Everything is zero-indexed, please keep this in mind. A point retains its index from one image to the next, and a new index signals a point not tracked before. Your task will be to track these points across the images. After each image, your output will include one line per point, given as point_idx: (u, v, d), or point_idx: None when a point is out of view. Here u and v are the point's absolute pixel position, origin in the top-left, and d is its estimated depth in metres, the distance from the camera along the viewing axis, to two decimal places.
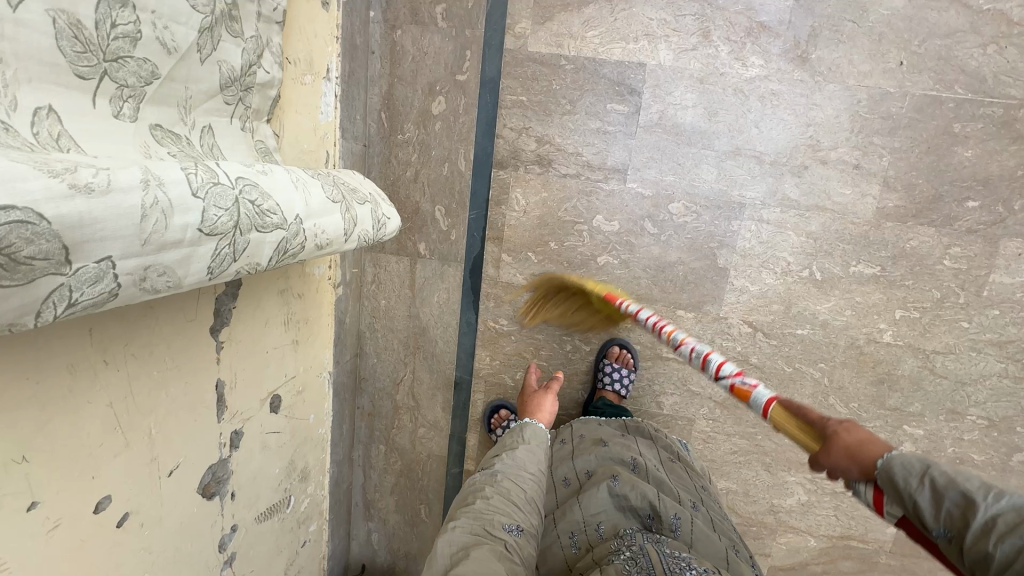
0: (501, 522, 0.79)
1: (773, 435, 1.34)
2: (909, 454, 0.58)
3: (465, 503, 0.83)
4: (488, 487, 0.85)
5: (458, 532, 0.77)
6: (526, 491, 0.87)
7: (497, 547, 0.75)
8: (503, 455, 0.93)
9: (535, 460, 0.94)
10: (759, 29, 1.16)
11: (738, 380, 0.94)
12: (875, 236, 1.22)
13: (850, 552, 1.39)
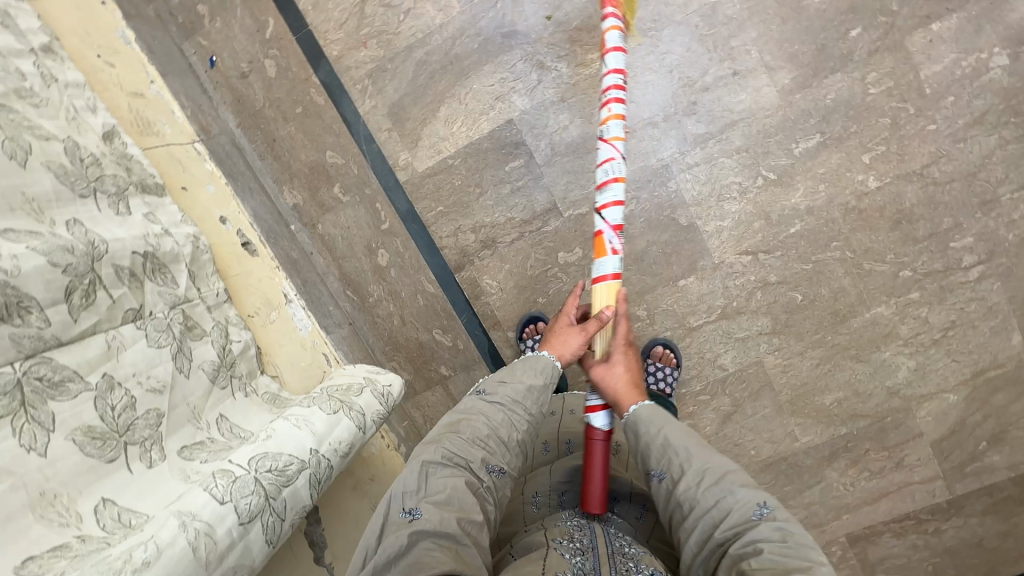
0: (482, 462, 0.80)
1: (840, 328, 1.31)
2: (672, 447, 0.83)
3: (447, 436, 0.82)
4: (475, 427, 0.83)
5: (434, 473, 0.77)
6: (517, 430, 0.85)
7: (473, 490, 0.77)
8: (507, 387, 0.87)
9: (540, 395, 0.88)
10: (579, 32, 1.25)
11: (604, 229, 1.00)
12: (795, 113, 1.23)
13: (995, 383, 1.30)
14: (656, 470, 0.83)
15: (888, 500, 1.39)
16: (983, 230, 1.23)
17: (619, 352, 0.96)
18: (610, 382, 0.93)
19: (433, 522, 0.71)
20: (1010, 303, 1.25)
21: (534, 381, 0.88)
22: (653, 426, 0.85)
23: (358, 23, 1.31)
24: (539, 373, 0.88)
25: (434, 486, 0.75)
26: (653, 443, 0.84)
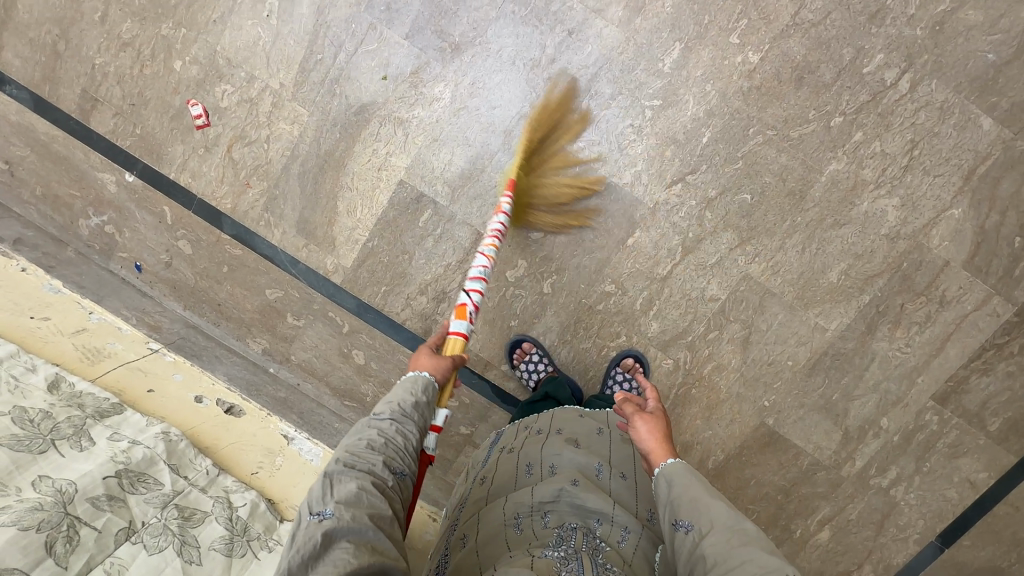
0: (386, 466, 0.77)
1: (805, 204, 1.23)
2: (691, 490, 0.79)
3: (354, 446, 0.78)
4: (383, 437, 0.80)
5: (345, 481, 0.72)
6: (412, 439, 0.83)
7: (380, 490, 0.73)
8: (398, 400, 0.86)
9: (421, 405, 0.88)
10: (418, 75, 1.27)
11: (470, 297, 1.07)
12: (645, 36, 1.19)
13: (992, 175, 1.17)
14: (685, 519, 0.76)
15: (954, 342, 1.26)
16: (888, 39, 1.14)
17: (661, 415, 0.95)
18: (649, 432, 0.91)
19: (346, 520, 0.66)
20: (959, 93, 1.15)
21: (416, 390, 0.88)
22: (692, 484, 0.79)
23: (233, 170, 1.37)
24: (421, 391, 0.88)
25: (343, 489, 0.70)
26: (681, 497, 0.78)
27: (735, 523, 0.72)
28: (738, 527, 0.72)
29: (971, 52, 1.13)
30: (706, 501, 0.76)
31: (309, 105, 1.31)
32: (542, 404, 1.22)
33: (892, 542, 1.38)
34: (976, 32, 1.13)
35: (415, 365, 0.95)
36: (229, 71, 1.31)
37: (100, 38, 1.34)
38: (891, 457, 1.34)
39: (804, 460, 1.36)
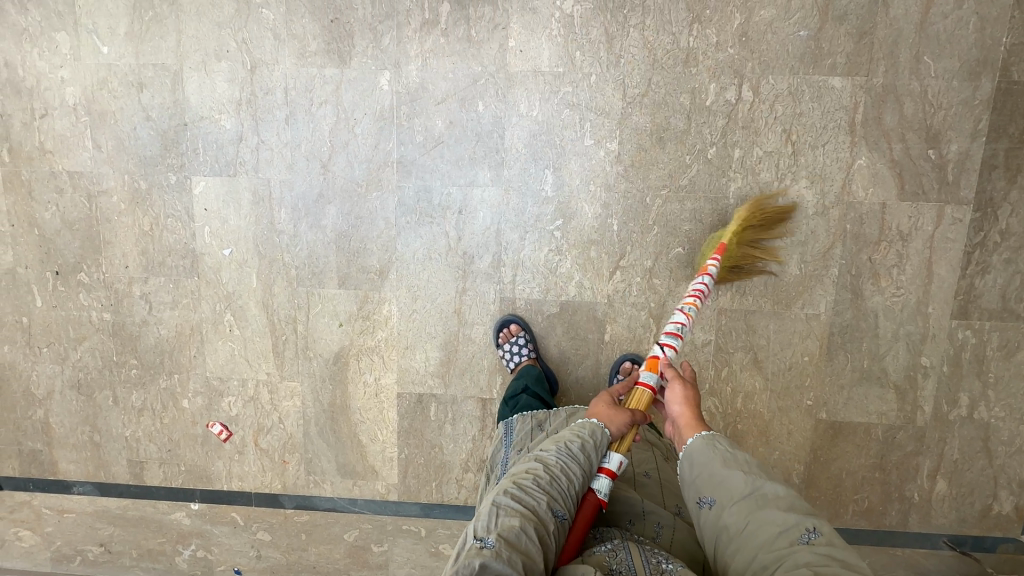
0: (549, 508, 0.78)
1: (730, 227, 1.29)
2: (709, 457, 0.81)
3: (524, 481, 0.81)
4: (549, 474, 0.82)
5: (508, 515, 0.75)
6: (575, 482, 0.83)
7: (540, 531, 0.75)
8: (566, 440, 0.88)
9: (589, 446, 0.88)
10: (365, 309, 1.42)
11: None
12: (517, 179, 1.31)
13: (872, 116, 1.22)
14: (707, 495, 0.79)
15: (938, 262, 1.26)
16: (709, 71, 1.23)
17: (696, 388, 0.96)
18: (683, 397, 0.93)
19: (504, 558, 0.69)
20: (797, 74, 1.22)
21: (591, 436, 0.88)
22: (710, 459, 0.81)
23: (268, 457, 1.53)
24: (589, 434, 0.89)
25: (505, 525, 0.73)
26: (699, 473, 0.81)
27: (753, 486, 0.76)
28: (757, 491, 0.75)
29: (785, 39, 1.21)
30: (725, 470, 0.78)
31: (297, 378, 1.47)
32: (522, 398, 1.26)
33: (1010, 459, 1.33)
34: (778, 23, 1.20)
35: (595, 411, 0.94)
36: (225, 385, 1.50)
37: (120, 416, 1.55)
38: (953, 386, 1.32)
39: (877, 430, 1.35)
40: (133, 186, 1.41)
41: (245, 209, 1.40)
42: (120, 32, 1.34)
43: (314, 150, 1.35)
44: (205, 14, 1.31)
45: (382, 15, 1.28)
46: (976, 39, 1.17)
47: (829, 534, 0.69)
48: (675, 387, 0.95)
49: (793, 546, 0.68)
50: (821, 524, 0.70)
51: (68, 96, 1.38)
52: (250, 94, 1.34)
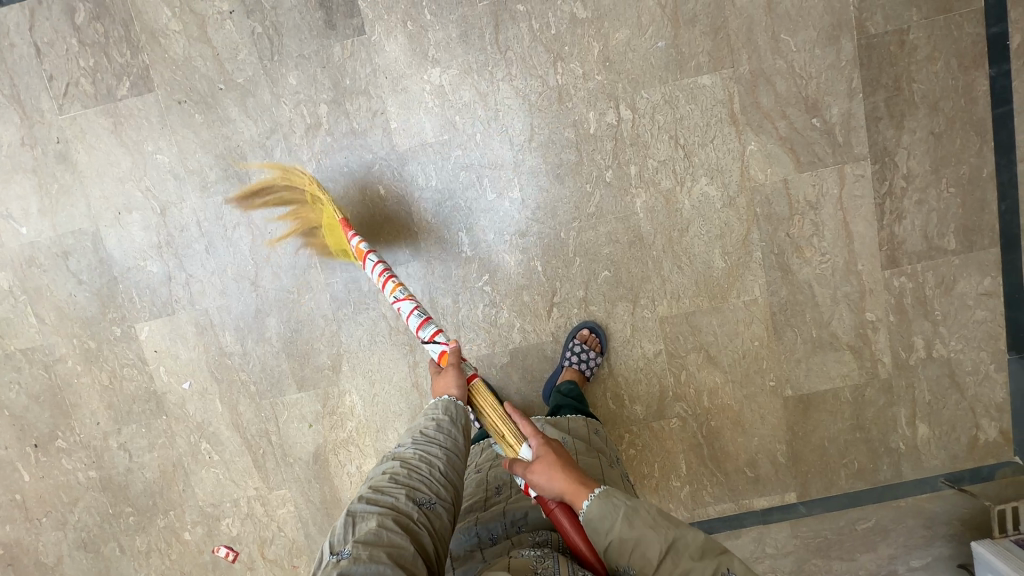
0: (411, 498, 0.84)
1: (648, 240, 1.31)
2: (621, 526, 0.76)
3: (383, 480, 0.88)
4: (408, 468, 0.89)
5: (365, 520, 0.79)
6: (440, 463, 0.91)
7: (403, 525, 0.80)
8: (421, 424, 0.98)
9: (446, 425, 0.97)
10: (329, 404, 1.45)
11: (517, 301, 0.98)
12: (435, 247, 1.35)
13: (750, 103, 1.24)
14: (625, 563, 0.75)
15: (854, 220, 1.28)
16: (584, 101, 1.26)
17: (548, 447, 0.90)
18: (556, 474, 0.85)
19: (363, 560, 0.71)
20: (667, 82, 1.25)
21: (444, 412, 0.99)
22: (618, 525, 0.76)
23: (278, 568, 1.55)
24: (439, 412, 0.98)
25: (361, 530, 0.77)
26: (612, 542, 0.76)
27: (668, 543, 0.73)
28: (674, 545, 0.73)
29: (646, 53, 1.24)
30: (637, 534, 0.75)
31: (284, 485, 1.50)
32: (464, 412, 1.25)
33: (980, 387, 1.34)
34: (635, 41, 1.23)
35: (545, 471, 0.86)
36: (220, 509, 1.53)
37: (128, 565, 1.57)
38: (905, 333, 1.32)
39: (846, 392, 1.36)
40: (83, 346, 1.46)
41: (192, 341, 1.44)
42: (34, 210, 1.40)
43: (240, 271, 1.39)
44: (106, 173, 1.36)
45: (267, 131, 1.32)
46: (824, 7, 1.20)
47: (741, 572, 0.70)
48: (538, 468, 0.86)
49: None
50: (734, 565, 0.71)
51: (2, 281, 1.44)
52: (166, 235, 1.39)
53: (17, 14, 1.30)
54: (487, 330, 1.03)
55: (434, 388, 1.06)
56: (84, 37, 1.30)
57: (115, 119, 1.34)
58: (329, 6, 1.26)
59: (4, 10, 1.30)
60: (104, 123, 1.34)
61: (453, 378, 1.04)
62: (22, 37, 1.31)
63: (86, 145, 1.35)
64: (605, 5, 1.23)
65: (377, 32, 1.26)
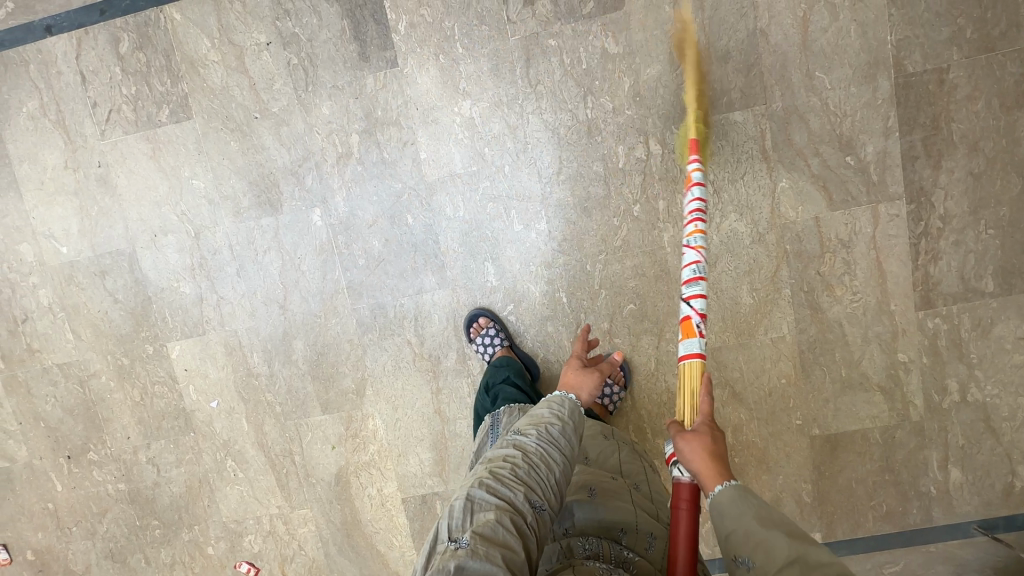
0: (527, 499, 0.78)
1: (674, 274, 1.31)
2: (748, 516, 0.69)
3: (501, 471, 0.82)
4: (529, 464, 0.83)
5: (485, 511, 0.75)
6: (559, 468, 0.85)
7: (518, 525, 0.75)
8: (545, 423, 0.90)
9: (568, 431, 0.91)
10: (352, 427, 1.46)
11: (691, 307, 0.96)
12: (461, 277, 1.36)
13: (782, 140, 1.23)
14: (742, 555, 0.68)
15: (887, 260, 1.25)
16: (613, 135, 1.26)
17: (710, 428, 0.82)
18: (700, 453, 0.77)
19: (479, 555, 0.68)
20: (698, 118, 1.24)
21: (568, 415, 0.92)
22: (747, 516, 0.69)
23: None
24: (567, 413, 0.92)
25: (480, 521, 0.73)
26: (735, 532, 0.70)
27: (798, 553, 0.63)
28: (801, 560, 0.63)
29: (677, 89, 1.23)
30: (765, 531, 0.67)
31: (306, 504, 1.52)
32: (504, 389, 1.25)
33: (1016, 433, 1.30)
34: (666, 76, 1.23)
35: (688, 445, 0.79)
36: (242, 526, 1.55)
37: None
38: (938, 375, 1.29)
39: (875, 433, 1.33)
40: (117, 363, 1.50)
41: (221, 361, 1.47)
42: (74, 231, 1.44)
43: (269, 294, 1.42)
44: (144, 196, 1.40)
45: (299, 159, 1.34)
46: (861, 44, 1.18)
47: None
48: (690, 439, 0.79)
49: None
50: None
51: (42, 298, 1.49)
52: (199, 258, 1.42)
53: (64, 43, 1.35)
54: (700, 322, 0.95)
55: (564, 380, 1.00)
56: (128, 67, 1.35)
57: (154, 145, 1.38)
58: (363, 38, 1.28)
59: (52, 39, 1.35)
60: (143, 148, 1.38)
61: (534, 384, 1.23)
62: (69, 66, 1.36)
63: (125, 169, 1.39)
64: (636, 40, 1.22)
65: (409, 64, 1.28)
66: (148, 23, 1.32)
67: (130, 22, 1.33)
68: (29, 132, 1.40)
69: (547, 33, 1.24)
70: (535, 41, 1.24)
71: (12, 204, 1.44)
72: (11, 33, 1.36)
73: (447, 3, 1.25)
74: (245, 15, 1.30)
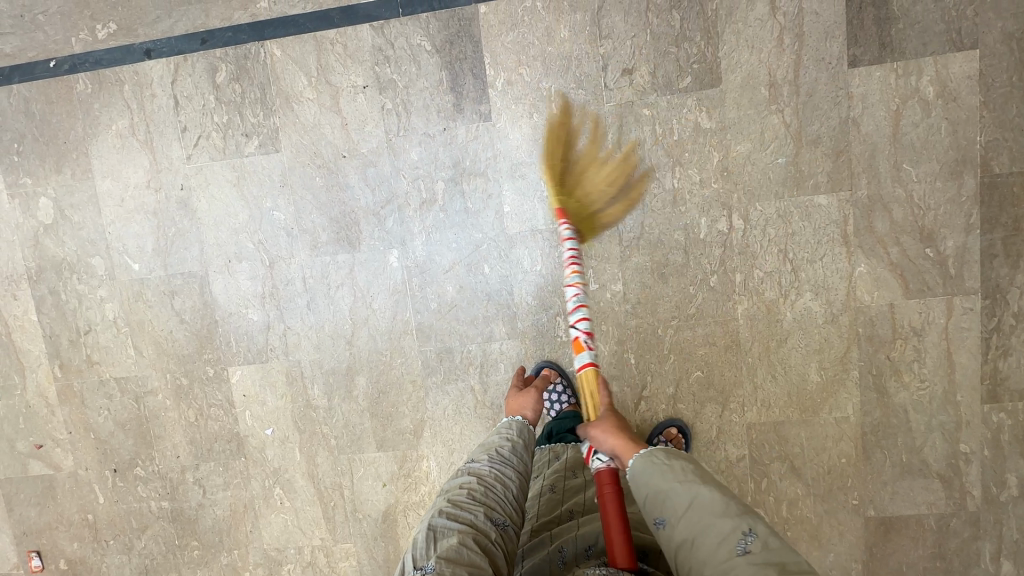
0: (487, 517, 0.87)
1: (744, 345, 1.32)
2: (648, 476, 0.83)
3: (459, 497, 0.91)
4: (484, 487, 0.94)
5: (447, 536, 0.82)
6: (512, 485, 0.96)
7: (482, 544, 0.82)
8: (496, 447, 1.05)
9: (518, 451, 1.05)
10: (405, 467, 1.47)
11: (577, 329, 1.04)
12: (531, 329, 1.37)
13: (864, 226, 1.25)
14: (658, 516, 0.80)
15: (957, 352, 1.27)
16: (697, 206, 1.28)
17: (614, 415, 0.98)
18: (609, 434, 0.93)
19: None
20: (783, 198, 1.26)
21: (517, 436, 1.08)
22: (652, 480, 0.83)
23: None
24: (516, 434, 1.08)
25: (444, 546, 0.80)
26: (647, 494, 0.83)
27: (691, 498, 0.78)
28: (696, 503, 0.77)
29: (765, 168, 1.26)
30: (665, 488, 0.81)
31: (350, 539, 1.51)
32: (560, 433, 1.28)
33: None
34: (755, 154, 1.25)
35: (596, 438, 0.94)
36: (283, 554, 1.55)
37: None
38: (998, 469, 1.30)
39: (930, 520, 1.34)
40: (175, 382, 1.50)
41: (281, 389, 1.47)
42: (148, 249, 1.45)
43: (337, 329, 1.43)
44: (223, 222, 1.42)
45: (383, 200, 1.36)
46: (951, 141, 1.21)
47: (765, 533, 0.71)
48: (602, 426, 0.95)
49: (733, 555, 0.70)
50: (757, 526, 0.72)
51: (108, 312, 1.49)
52: (271, 287, 1.43)
53: (162, 67, 1.37)
54: (587, 338, 1.05)
55: (508, 406, 1.19)
56: (222, 96, 1.37)
57: (239, 173, 1.39)
58: (459, 90, 1.30)
59: (150, 62, 1.37)
60: (227, 176, 1.39)
61: (530, 400, 1.17)
62: (164, 89, 1.38)
63: (207, 194, 1.41)
64: (730, 117, 1.25)
65: (503, 120, 1.30)
66: (247, 56, 1.35)
67: (230, 54, 1.35)
68: (115, 149, 1.42)
69: (642, 103, 1.26)
70: (629, 109, 1.27)
71: (89, 217, 1.46)
72: (110, 52, 1.38)
73: (547, 64, 1.27)
74: (345, 58, 1.32)
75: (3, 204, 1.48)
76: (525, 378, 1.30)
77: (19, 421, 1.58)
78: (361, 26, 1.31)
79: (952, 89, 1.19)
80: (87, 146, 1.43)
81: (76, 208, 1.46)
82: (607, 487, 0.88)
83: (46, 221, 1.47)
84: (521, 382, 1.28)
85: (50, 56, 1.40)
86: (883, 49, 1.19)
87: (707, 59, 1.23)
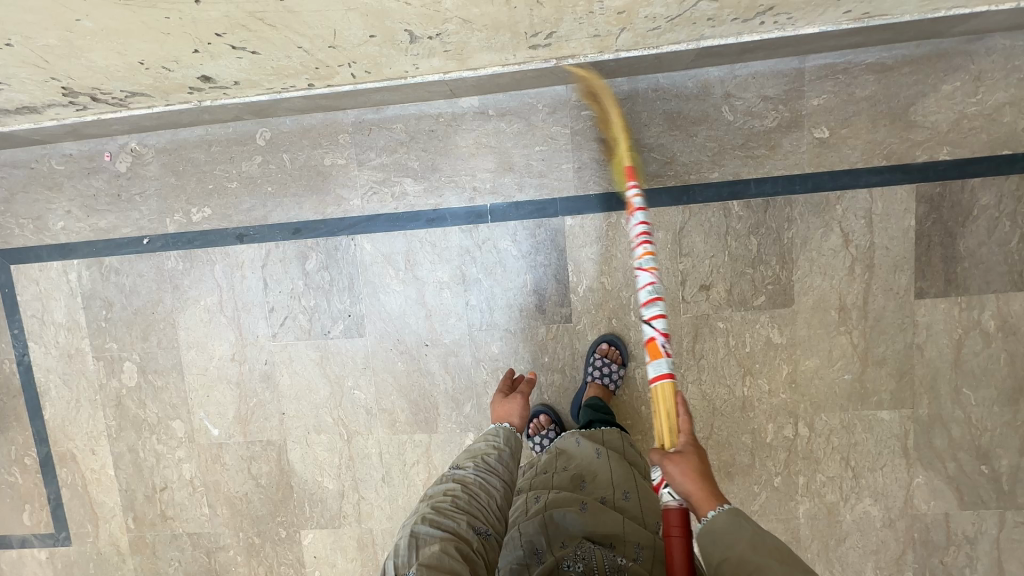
0: (470, 525, 0.87)
1: (804, 541, 1.38)
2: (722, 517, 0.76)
3: (443, 504, 0.91)
4: (468, 494, 0.95)
5: (430, 542, 0.81)
6: (495, 495, 0.97)
7: (463, 552, 0.81)
8: (481, 455, 1.07)
9: (503, 457, 1.08)
10: None
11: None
12: None
13: (923, 439, 1.32)
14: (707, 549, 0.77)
15: (1007, 560, 1.34)
16: (765, 412, 1.35)
17: (694, 449, 0.82)
18: (688, 474, 0.78)
19: None
20: (848, 410, 1.33)
21: (504, 443, 1.11)
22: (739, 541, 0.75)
23: None
24: (500, 439, 1.12)
25: (427, 552, 0.79)
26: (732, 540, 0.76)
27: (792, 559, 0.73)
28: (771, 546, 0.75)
29: (832, 382, 1.33)
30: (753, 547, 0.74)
31: None
32: None
33: None
34: (823, 369, 1.32)
35: (695, 491, 0.77)
36: None
37: None
38: None
39: None
40: (248, 541, 1.55)
41: (352, 554, 1.52)
42: (229, 415, 1.50)
43: (411, 502, 1.48)
44: (303, 396, 1.47)
45: (462, 386, 1.42)
46: (1009, 371, 1.28)
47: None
48: (678, 462, 0.79)
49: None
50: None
51: (185, 471, 1.54)
52: (348, 459, 1.48)
53: (254, 251, 1.43)
54: (665, 342, 0.89)
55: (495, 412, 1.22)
56: (311, 281, 1.42)
57: (322, 353, 1.45)
58: (542, 292, 1.37)
59: (242, 246, 1.43)
60: (312, 355, 1.45)
61: (517, 407, 1.22)
62: (254, 271, 1.44)
63: (291, 370, 1.46)
64: (800, 334, 1.32)
65: (582, 322, 1.37)
66: (337, 247, 1.40)
67: (321, 244, 1.41)
68: (202, 322, 1.47)
69: (718, 316, 1.33)
70: (705, 321, 1.33)
71: (172, 382, 1.51)
72: (204, 234, 1.44)
73: (628, 275, 1.34)
74: (434, 256, 1.38)
75: (87, 365, 1.53)
76: (511, 380, 1.33)
77: (88, 567, 1.61)
78: (450, 228, 1.37)
79: (1012, 323, 1.27)
80: (175, 317, 1.48)
81: (160, 373, 1.51)
82: (676, 537, 0.76)
83: (129, 383, 1.52)
84: (507, 387, 1.31)
85: (144, 233, 1.46)
86: (948, 283, 1.27)
87: (782, 281, 1.31)
